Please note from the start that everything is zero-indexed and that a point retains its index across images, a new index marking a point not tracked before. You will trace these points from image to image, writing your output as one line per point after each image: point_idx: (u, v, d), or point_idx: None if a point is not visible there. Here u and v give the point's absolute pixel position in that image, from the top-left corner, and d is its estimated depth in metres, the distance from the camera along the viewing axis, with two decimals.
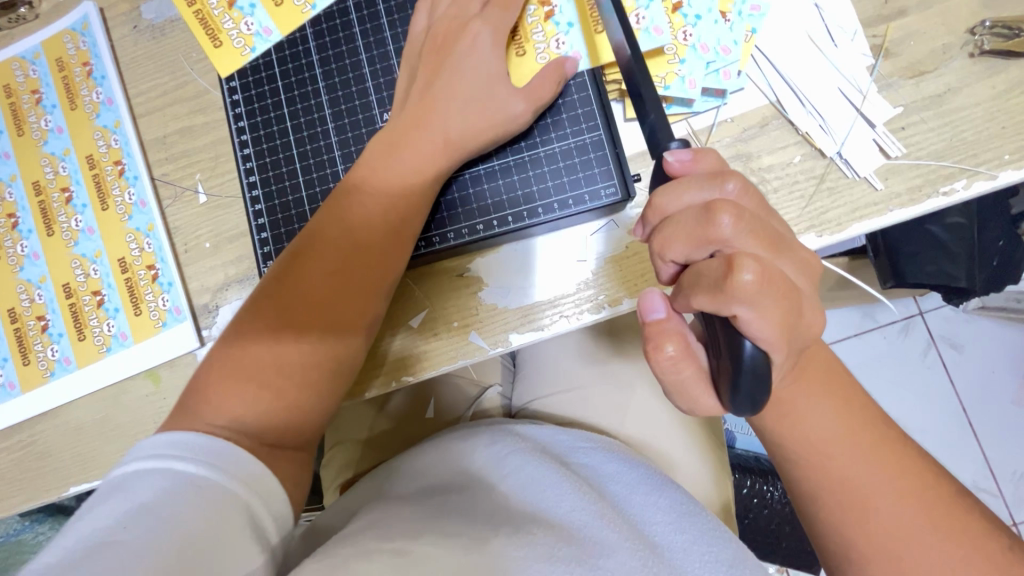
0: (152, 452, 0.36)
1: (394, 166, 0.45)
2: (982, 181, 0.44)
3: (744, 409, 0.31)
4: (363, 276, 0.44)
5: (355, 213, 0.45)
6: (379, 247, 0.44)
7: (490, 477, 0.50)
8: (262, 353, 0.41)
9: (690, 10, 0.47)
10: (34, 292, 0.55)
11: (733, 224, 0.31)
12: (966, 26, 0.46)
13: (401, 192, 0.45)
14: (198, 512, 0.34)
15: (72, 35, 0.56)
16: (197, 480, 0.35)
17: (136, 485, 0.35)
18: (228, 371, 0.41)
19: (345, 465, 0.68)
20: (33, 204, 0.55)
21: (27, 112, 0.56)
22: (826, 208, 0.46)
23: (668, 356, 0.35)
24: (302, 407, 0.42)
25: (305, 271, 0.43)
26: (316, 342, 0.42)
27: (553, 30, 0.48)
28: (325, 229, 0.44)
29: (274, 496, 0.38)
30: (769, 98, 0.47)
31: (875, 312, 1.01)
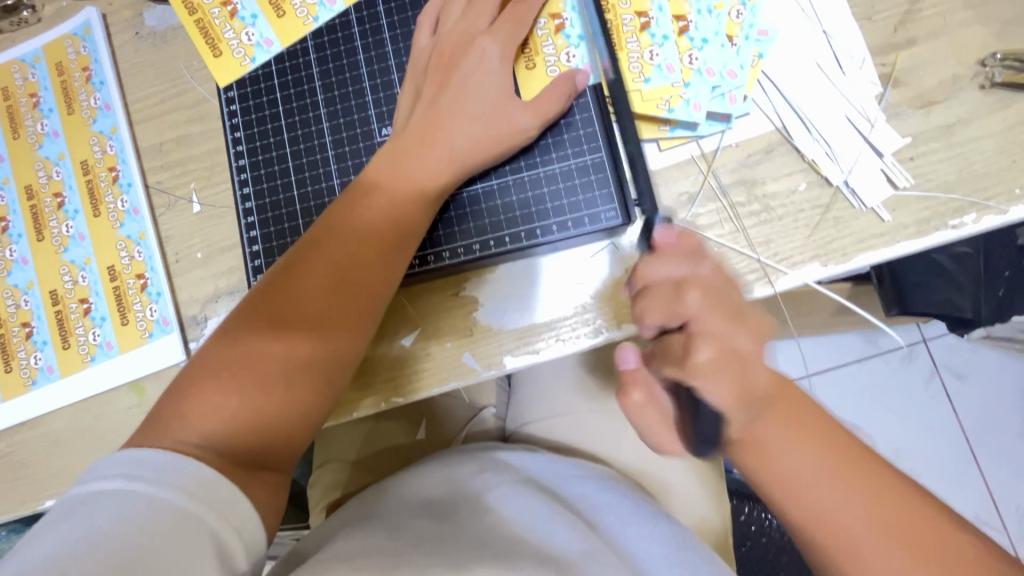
0: (115, 472, 0.35)
1: (392, 182, 0.44)
2: (992, 216, 0.43)
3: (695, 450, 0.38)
4: (356, 290, 0.42)
5: (354, 221, 0.44)
6: (375, 260, 0.43)
7: (475, 504, 0.49)
8: (248, 368, 0.40)
9: (696, 34, 0.46)
10: (21, 298, 0.54)
11: (697, 303, 0.35)
12: (977, 57, 0.45)
13: (398, 205, 0.44)
14: (159, 537, 0.32)
15: (73, 40, 0.56)
16: (157, 503, 0.34)
17: (99, 505, 0.33)
18: (208, 384, 0.40)
19: (331, 485, 0.66)
20: (25, 208, 0.55)
21: (24, 115, 0.56)
22: (832, 238, 0.45)
23: (635, 400, 0.40)
24: (285, 423, 0.41)
25: (298, 283, 0.42)
26: (307, 357, 0.41)
27: (564, 44, 0.48)
28: (323, 238, 0.43)
29: (246, 521, 0.36)
30: (774, 124, 0.46)
31: (878, 338, 1.00)
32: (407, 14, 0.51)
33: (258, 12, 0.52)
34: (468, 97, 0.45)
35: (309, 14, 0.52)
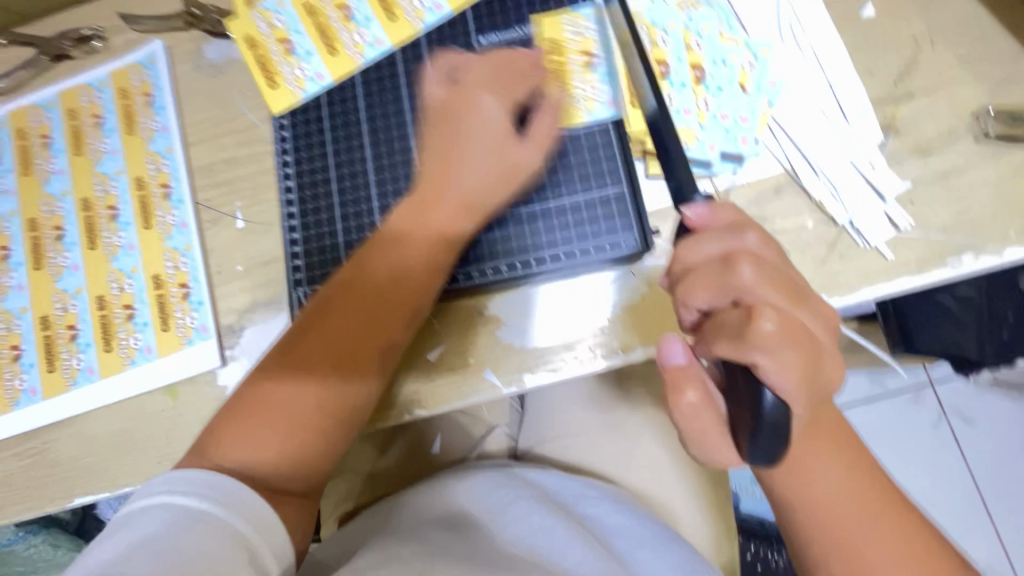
0: (159, 487, 0.37)
1: (416, 225, 0.48)
2: (989, 257, 0.46)
3: (759, 461, 0.31)
4: (380, 330, 0.46)
5: (385, 265, 0.47)
6: (397, 303, 0.46)
7: (493, 521, 0.51)
8: (278, 401, 0.43)
9: (711, 82, 0.50)
10: (69, 302, 0.57)
11: (754, 273, 0.32)
12: (971, 111, 0.49)
13: (421, 252, 0.48)
14: (200, 540, 0.34)
15: (139, 68, 0.61)
16: (198, 512, 0.36)
17: (144, 514, 0.36)
18: (246, 414, 0.43)
19: (346, 496, 0.68)
20: (80, 219, 0.59)
21: (88, 134, 0.60)
22: (838, 273, 0.47)
23: (689, 402, 0.33)
24: (313, 450, 0.43)
25: (327, 324, 0.45)
26: (332, 389, 0.44)
27: (592, 77, 0.52)
28: (356, 279, 0.47)
29: (273, 530, 0.38)
30: (783, 166, 0.50)
31: (885, 378, 1.01)
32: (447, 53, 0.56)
33: (313, 50, 0.57)
34: (475, 148, 0.49)
35: (358, 52, 0.57)
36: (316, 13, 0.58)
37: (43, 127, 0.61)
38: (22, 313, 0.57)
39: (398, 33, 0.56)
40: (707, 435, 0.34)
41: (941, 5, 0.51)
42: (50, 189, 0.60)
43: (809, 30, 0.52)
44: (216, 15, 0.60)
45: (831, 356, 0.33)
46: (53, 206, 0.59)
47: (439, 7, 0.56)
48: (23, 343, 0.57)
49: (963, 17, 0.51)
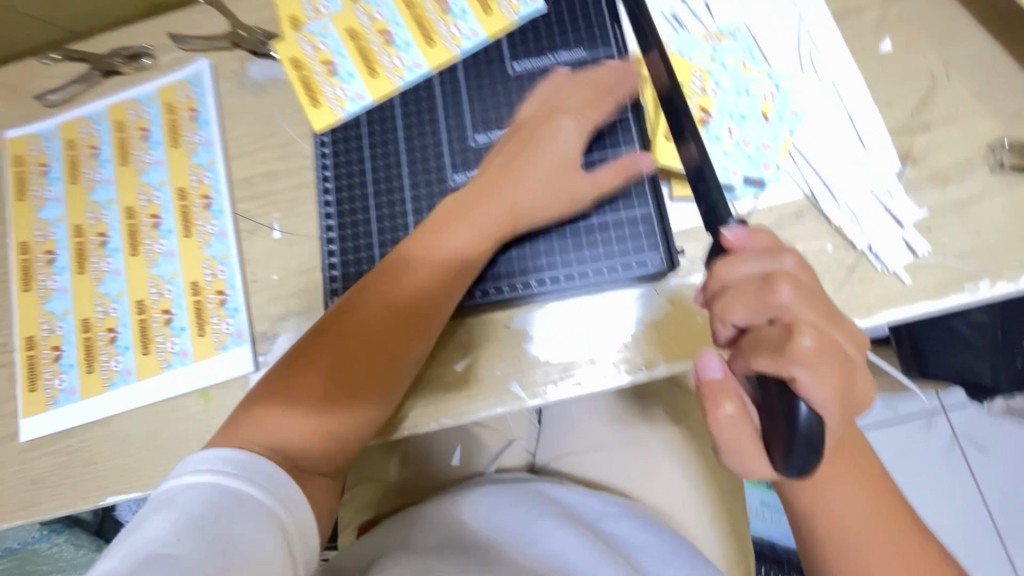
0: (198, 466, 0.39)
1: (459, 227, 0.50)
2: (1004, 284, 0.47)
3: (793, 473, 0.31)
4: (409, 329, 0.47)
5: (419, 260, 0.49)
6: (429, 305, 0.48)
7: (518, 539, 0.52)
8: (312, 384, 0.45)
9: (735, 111, 0.52)
10: (109, 306, 0.59)
11: (791, 293, 0.33)
12: (986, 142, 0.51)
13: (454, 256, 0.49)
14: (241, 518, 0.37)
15: (185, 85, 0.64)
16: (238, 494, 0.38)
17: (181, 492, 0.38)
18: (280, 393, 0.44)
19: (366, 503, 0.69)
20: (123, 226, 0.61)
21: (134, 146, 0.63)
22: (856, 296, 0.49)
23: (726, 415, 0.34)
24: (339, 437, 0.45)
25: (362, 314, 0.47)
26: (361, 377, 0.45)
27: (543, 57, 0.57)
28: (392, 274, 0.49)
29: (298, 507, 0.40)
30: (804, 191, 0.51)
31: (896, 404, 1.06)
32: (482, 77, 0.58)
33: (354, 72, 0.60)
34: (538, 161, 0.52)
35: (397, 74, 0.59)
36: (357, 36, 0.61)
37: (92, 139, 0.64)
38: (64, 315, 0.60)
39: (437, 57, 0.59)
40: (740, 448, 0.35)
41: (955, 40, 0.53)
42: (96, 197, 0.62)
43: (829, 64, 0.54)
44: (260, 36, 0.63)
45: (863, 375, 0.34)
46: (97, 213, 0.62)
47: (475, 34, 0.59)
48: (63, 344, 0.59)
49: (977, 53, 0.53)
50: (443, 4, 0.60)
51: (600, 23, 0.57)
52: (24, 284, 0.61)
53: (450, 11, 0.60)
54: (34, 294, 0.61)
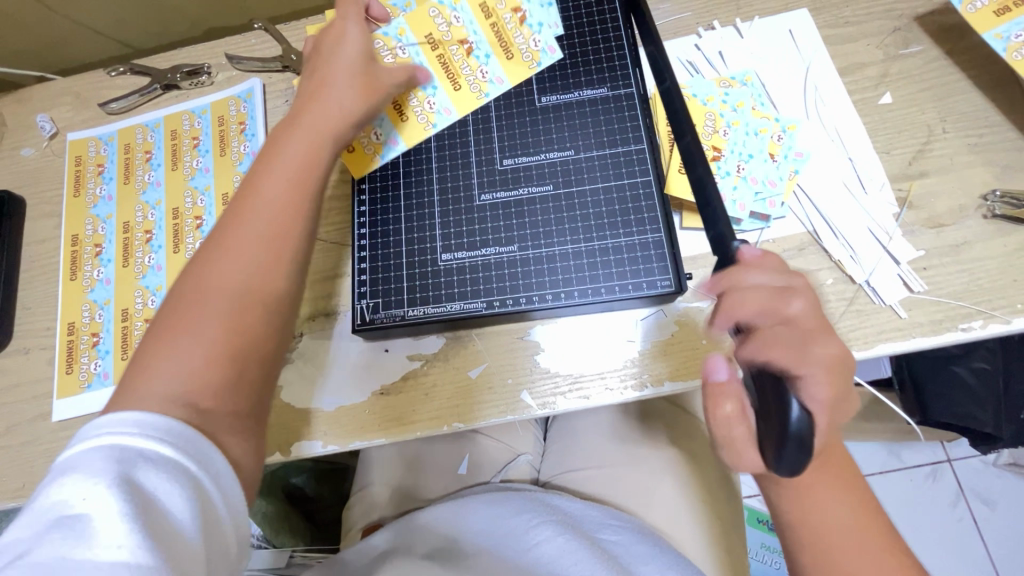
0: (100, 430, 0.35)
1: (298, 130, 0.49)
2: (997, 324, 0.50)
3: (783, 471, 0.34)
4: (283, 220, 0.45)
5: (271, 168, 0.47)
6: (290, 196, 0.46)
7: (519, 543, 0.55)
8: (191, 313, 0.41)
9: (743, 150, 0.56)
10: (148, 298, 0.63)
11: (801, 307, 0.36)
12: (979, 192, 0.54)
13: (301, 156, 0.48)
14: (157, 479, 0.34)
15: (236, 100, 0.70)
16: (150, 454, 0.35)
17: (77, 459, 0.34)
18: (156, 346, 0.40)
19: (352, 521, 0.72)
20: (168, 225, 0.66)
21: (185, 153, 0.68)
22: (854, 327, 0.51)
23: (723, 413, 0.38)
24: (233, 362, 0.41)
25: (232, 234, 0.44)
26: (234, 283, 0.42)
27: (529, 32, 0.60)
28: (249, 190, 0.46)
29: (216, 461, 0.37)
30: (806, 227, 0.55)
31: (901, 452, 1.11)
32: (510, 99, 0.60)
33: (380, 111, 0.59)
34: (343, 69, 0.52)
35: (428, 120, 0.59)
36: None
37: (147, 144, 0.70)
38: (106, 304, 0.64)
39: (463, 104, 0.59)
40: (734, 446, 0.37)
41: (952, 97, 0.58)
42: (146, 198, 0.67)
43: (834, 113, 0.58)
44: None
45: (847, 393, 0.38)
46: (145, 213, 0.67)
47: (499, 79, 0.60)
48: (102, 331, 0.63)
49: (971, 109, 0.57)
50: (467, 45, 0.59)
51: (622, 65, 0.60)
52: (72, 274, 0.66)
53: (474, 53, 0.59)
54: (80, 283, 0.65)
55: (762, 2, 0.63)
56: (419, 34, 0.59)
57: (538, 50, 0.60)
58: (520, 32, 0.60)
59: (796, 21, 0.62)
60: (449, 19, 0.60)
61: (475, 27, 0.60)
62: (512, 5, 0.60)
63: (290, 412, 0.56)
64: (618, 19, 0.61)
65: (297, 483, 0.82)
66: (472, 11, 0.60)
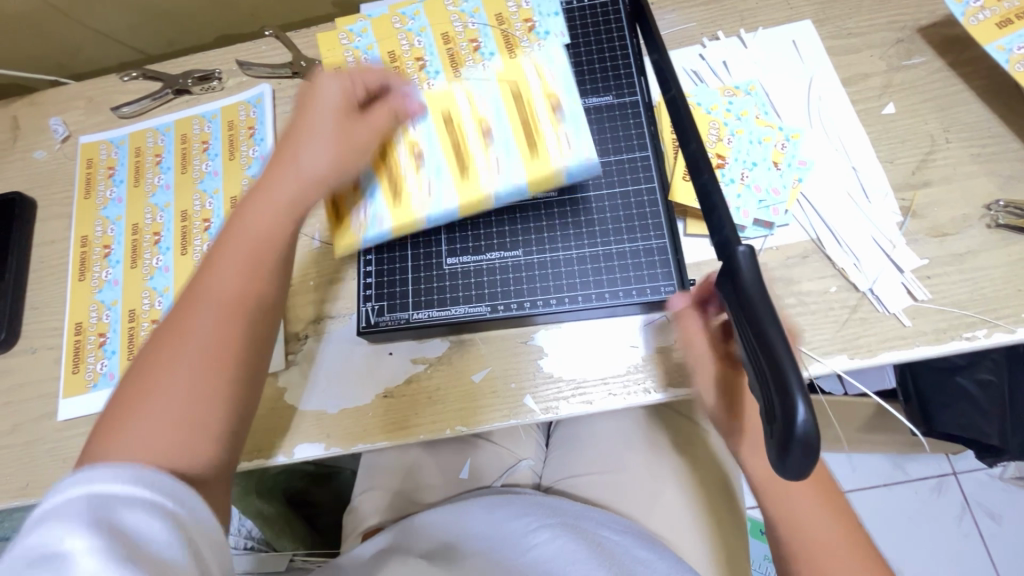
0: (71, 483, 0.36)
1: (266, 194, 0.49)
2: (1002, 333, 0.50)
3: (787, 474, 0.31)
4: (248, 287, 0.47)
5: (239, 234, 0.48)
6: (257, 263, 0.47)
7: (517, 546, 0.56)
8: (156, 381, 0.42)
9: (747, 158, 0.57)
10: (155, 299, 0.64)
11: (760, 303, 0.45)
12: (983, 202, 0.54)
13: (268, 219, 0.48)
14: (138, 518, 0.35)
15: (246, 106, 0.71)
16: (125, 499, 0.36)
17: (48, 511, 0.34)
18: (122, 414, 0.41)
19: (352, 526, 0.71)
20: (177, 227, 0.66)
21: (194, 156, 0.69)
22: (858, 335, 0.51)
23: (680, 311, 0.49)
24: (197, 429, 0.42)
25: (201, 300, 0.45)
26: (196, 354, 0.43)
27: (560, 123, 0.52)
28: (216, 258, 0.47)
29: (192, 496, 0.39)
30: (809, 235, 0.55)
31: (906, 464, 1.10)
32: None
33: (377, 190, 0.53)
34: (320, 125, 0.50)
35: (422, 206, 0.52)
36: (385, 149, 0.54)
37: (157, 148, 0.71)
38: (113, 305, 0.64)
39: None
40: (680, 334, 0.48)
41: (954, 107, 0.58)
42: (155, 200, 0.68)
43: (838, 123, 0.59)
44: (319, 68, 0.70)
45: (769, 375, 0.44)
46: (154, 215, 0.67)
47: None
48: (109, 331, 0.63)
49: (974, 120, 0.57)
50: (475, 44, 0.63)
51: (627, 73, 0.60)
52: (80, 275, 0.66)
53: (493, 141, 0.52)
54: (88, 284, 0.66)
55: (766, 14, 0.64)
56: (437, 111, 0.54)
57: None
58: (552, 124, 0.51)
59: (799, 32, 0.63)
60: (475, 102, 0.54)
61: (500, 110, 0.53)
62: (548, 97, 0.53)
63: (294, 415, 0.57)
64: (623, 29, 0.62)
65: (296, 486, 0.81)
66: (501, 94, 0.54)
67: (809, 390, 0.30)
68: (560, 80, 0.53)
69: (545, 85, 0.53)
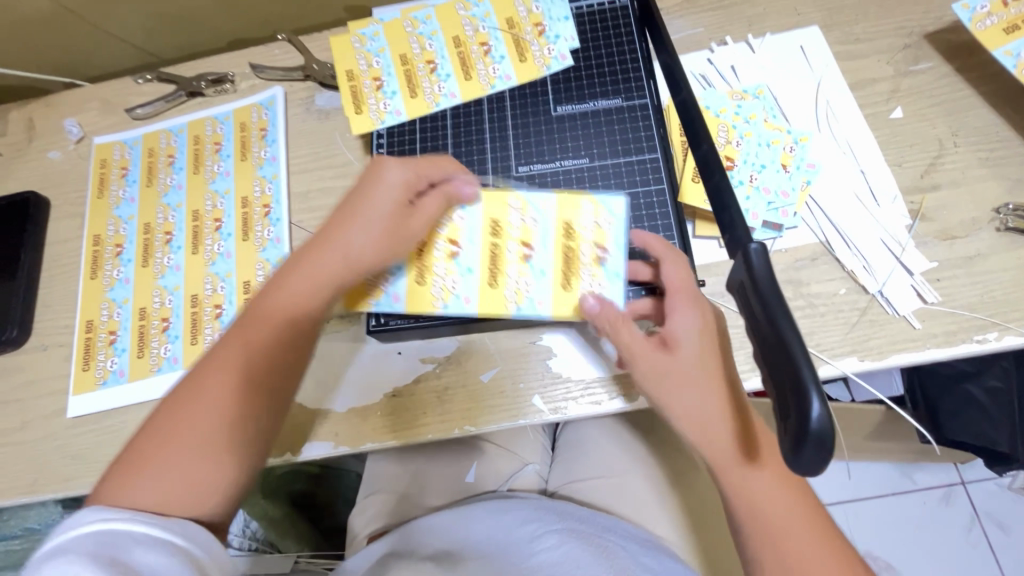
0: (88, 520, 0.38)
1: (311, 269, 0.49)
2: (1013, 336, 0.50)
3: (800, 470, 0.31)
4: (279, 362, 0.47)
5: (279, 307, 0.48)
6: (288, 339, 0.48)
7: (522, 552, 0.56)
8: (174, 440, 0.43)
9: (756, 160, 0.57)
10: (166, 297, 0.64)
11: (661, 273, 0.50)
12: (992, 205, 0.54)
13: (306, 295, 0.48)
14: (148, 556, 0.37)
15: (259, 108, 0.71)
16: (140, 535, 0.39)
17: (64, 545, 0.37)
18: (137, 463, 0.42)
19: (356, 529, 0.71)
20: (188, 227, 0.67)
21: (207, 157, 0.70)
22: (868, 337, 0.51)
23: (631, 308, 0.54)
24: (207, 494, 0.43)
25: (230, 372, 0.45)
26: (220, 425, 0.44)
27: (598, 274, 0.52)
28: (255, 325, 0.47)
29: (202, 534, 0.41)
30: (818, 237, 0.55)
31: (914, 473, 1.09)
32: (527, 109, 0.62)
33: (403, 274, 0.54)
34: (373, 217, 0.49)
35: (442, 298, 0.54)
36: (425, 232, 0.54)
37: (170, 149, 0.71)
38: (124, 303, 0.65)
39: (470, 92, 0.62)
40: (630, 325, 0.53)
41: (962, 112, 0.58)
42: (167, 200, 0.69)
43: (846, 126, 0.59)
44: (331, 71, 0.71)
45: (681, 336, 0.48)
46: (166, 214, 0.68)
47: (508, 78, 0.62)
48: (119, 329, 0.64)
49: (982, 124, 0.58)
50: (486, 47, 0.63)
51: (636, 77, 0.61)
52: (92, 273, 0.67)
53: (530, 263, 0.53)
54: (99, 282, 0.66)
55: (774, 19, 0.65)
56: (487, 215, 0.53)
57: (550, 56, 0.62)
58: (590, 270, 0.52)
59: (808, 37, 0.63)
60: (527, 218, 0.53)
61: (548, 238, 0.53)
62: (598, 237, 0.53)
63: (302, 414, 0.57)
64: (633, 34, 0.63)
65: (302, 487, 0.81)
66: (553, 220, 0.53)
67: (824, 386, 0.30)
68: (614, 231, 0.52)
69: (599, 229, 0.52)
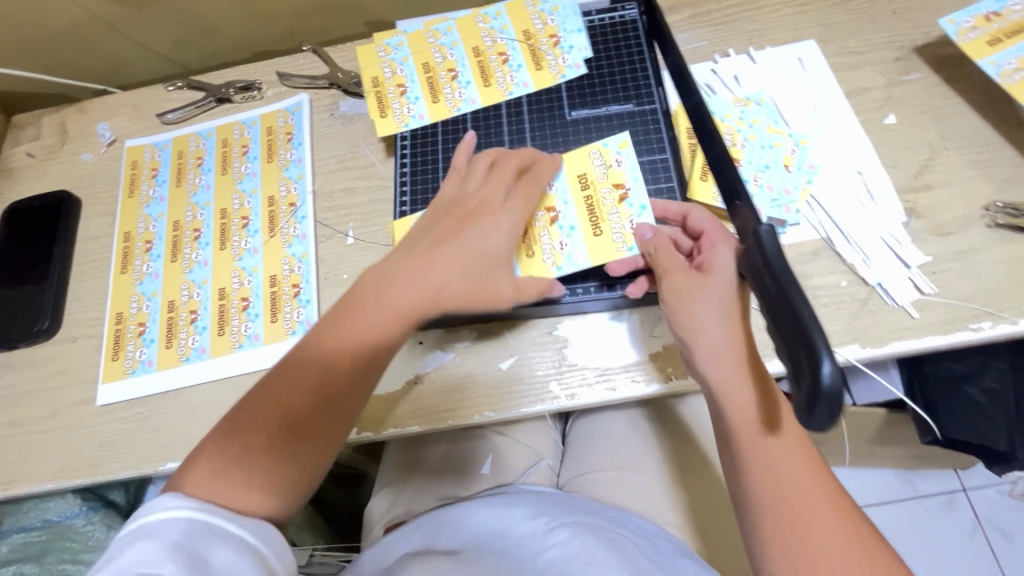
0: (172, 506, 0.42)
1: (389, 297, 0.51)
2: (1004, 325, 0.53)
3: (812, 428, 0.33)
4: (349, 390, 0.49)
5: (351, 331, 0.50)
6: (357, 365, 0.49)
7: (535, 544, 0.57)
8: (243, 441, 0.46)
9: (760, 161, 0.61)
10: (194, 290, 0.67)
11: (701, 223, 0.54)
12: (982, 204, 0.58)
13: (381, 324, 0.50)
14: (221, 548, 0.40)
15: (285, 113, 0.75)
16: (215, 526, 0.42)
17: (152, 526, 0.40)
18: (213, 453, 0.46)
19: (373, 521, 0.73)
20: (216, 224, 0.70)
21: (235, 159, 0.73)
22: (869, 326, 0.54)
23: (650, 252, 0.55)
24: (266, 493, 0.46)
25: (295, 380, 0.48)
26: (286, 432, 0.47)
27: (626, 211, 0.57)
28: (330, 348, 0.49)
29: (271, 535, 0.44)
30: (819, 234, 0.59)
31: (915, 480, 1.11)
32: (544, 112, 0.65)
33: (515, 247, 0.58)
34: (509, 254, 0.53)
35: (555, 261, 0.57)
36: (589, 186, 0.59)
37: (199, 151, 0.75)
38: (153, 296, 0.67)
39: (490, 97, 0.66)
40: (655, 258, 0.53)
41: (951, 118, 0.62)
42: (196, 199, 0.72)
43: (843, 131, 0.63)
44: (355, 79, 0.75)
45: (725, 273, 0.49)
46: (195, 212, 0.71)
47: (525, 84, 0.66)
48: (148, 321, 0.66)
49: (970, 130, 0.62)
50: (504, 56, 0.67)
51: (646, 83, 0.65)
52: (122, 268, 0.69)
53: (558, 223, 0.58)
54: (129, 276, 0.69)
55: (773, 34, 0.69)
56: (572, 175, 0.60)
57: (565, 65, 0.66)
58: (617, 210, 0.57)
59: (805, 50, 0.67)
60: (545, 187, 0.59)
61: (567, 197, 0.59)
62: (613, 181, 0.59)
63: None
64: (642, 44, 0.67)
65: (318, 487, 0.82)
66: (568, 180, 0.60)
67: (833, 348, 0.33)
68: (628, 169, 0.59)
69: (612, 171, 0.59)
